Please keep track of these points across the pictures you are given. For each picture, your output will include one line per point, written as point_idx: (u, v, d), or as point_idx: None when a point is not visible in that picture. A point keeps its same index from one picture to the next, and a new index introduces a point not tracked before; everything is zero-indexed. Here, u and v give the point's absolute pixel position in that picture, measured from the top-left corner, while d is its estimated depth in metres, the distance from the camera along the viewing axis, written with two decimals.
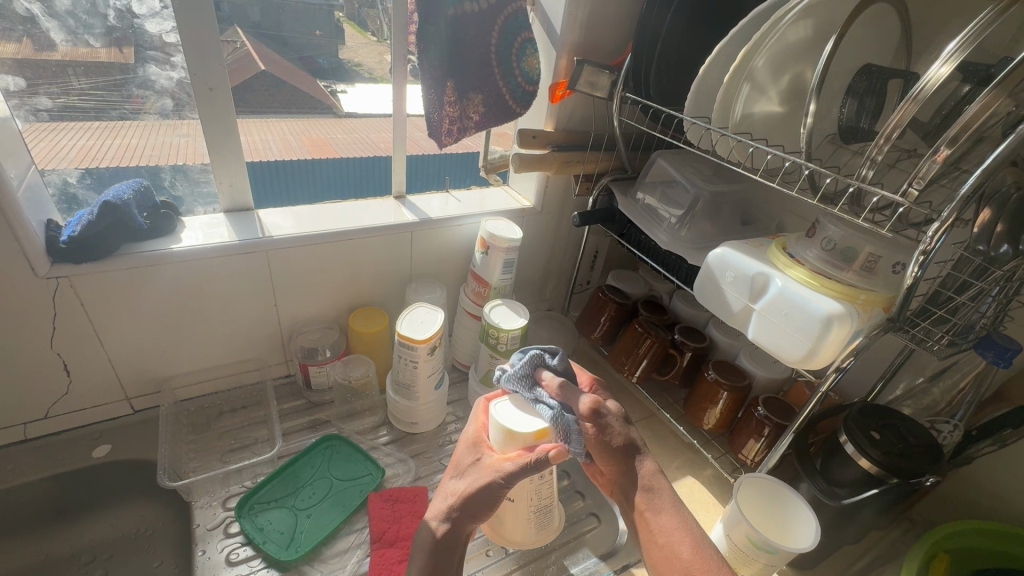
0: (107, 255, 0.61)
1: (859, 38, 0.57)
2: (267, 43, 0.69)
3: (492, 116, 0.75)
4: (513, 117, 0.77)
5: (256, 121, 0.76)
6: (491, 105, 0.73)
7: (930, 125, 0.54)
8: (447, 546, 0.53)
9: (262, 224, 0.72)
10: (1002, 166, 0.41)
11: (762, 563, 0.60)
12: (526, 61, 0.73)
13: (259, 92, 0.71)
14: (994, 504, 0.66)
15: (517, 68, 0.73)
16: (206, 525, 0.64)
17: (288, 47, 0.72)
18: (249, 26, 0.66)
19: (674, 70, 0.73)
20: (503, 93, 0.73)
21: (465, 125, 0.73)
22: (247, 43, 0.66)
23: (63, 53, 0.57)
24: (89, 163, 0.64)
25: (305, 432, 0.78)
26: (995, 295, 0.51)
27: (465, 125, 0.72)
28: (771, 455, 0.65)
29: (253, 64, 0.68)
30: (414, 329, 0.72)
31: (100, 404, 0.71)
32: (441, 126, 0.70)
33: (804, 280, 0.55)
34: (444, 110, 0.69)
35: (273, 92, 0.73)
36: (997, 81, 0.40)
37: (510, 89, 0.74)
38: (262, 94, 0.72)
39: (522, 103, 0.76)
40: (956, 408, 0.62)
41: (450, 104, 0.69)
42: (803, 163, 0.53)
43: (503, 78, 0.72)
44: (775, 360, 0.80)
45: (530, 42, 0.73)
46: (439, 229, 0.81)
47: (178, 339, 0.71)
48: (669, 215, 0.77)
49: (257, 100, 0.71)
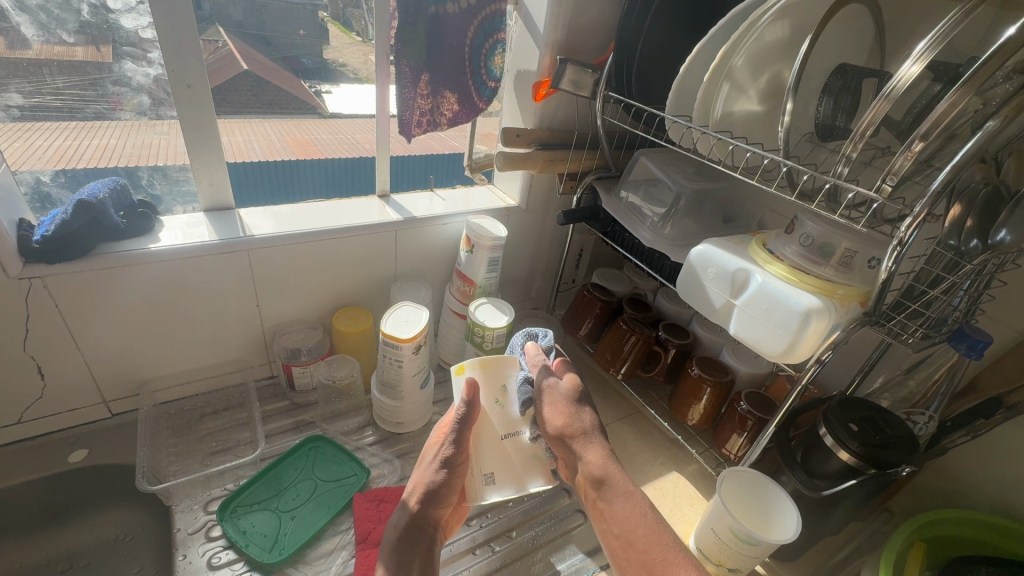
0: (82, 256, 0.59)
1: (834, 40, 0.58)
2: (248, 43, 0.68)
3: (462, 114, 0.77)
4: (476, 114, 0.79)
5: (236, 122, 0.72)
6: (462, 102, 0.75)
7: (903, 123, 0.56)
8: (411, 540, 0.57)
9: (242, 223, 0.71)
10: (971, 162, 0.42)
11: (742, 554, 0.60)
12: (494, 60, 0.76)
13: (240, 93, 0.69)
14: (969, 494, 0.68)
15: (484, 67, 0.75)
16: (187, 529, 0.63)
17: (272, 48, 0.71)
18: (230, 25, 0.65)
19: (657, 68, 0.74)
20: (470, 89, 0.75)
21: (436, 121, 0.74)
22: (229, 44, 0.66)
23: (35, 51, 0.56)
24: (66, 163, 0.63)
25: (288, 433, 0.77)
26: (965, 289, 0.52)
27: (436, 120, 0.74)
28: (752, 449, 0.65)
29: (237, 63, 0.66)
30: (399, 327, 0.72)
31: (76, 408, 0.70)
32: (410, 117, 0.71)
33: (783, 275, 0.56)
34: (415, 105, 0.71)
35: (254, 93, 0.70)
36: (963, 80, 0.42)
37: (477, 86, 0.76)
38: (244, 95, 0.70)
39: (486, 98, 0.78)
40: (931, 400, 0.64)
41: (422, 97, 0.71)
42: (781, 160, 0.54)
43: (473, 77, 0.74)
44: (757, 355, 0.81)
45: (500, 43, 0.76)
46: (425, 228, 0.81)
47: (156, 340, 0.70)
48: (652, 213, 0.78)
49: (244, 100, 0.70)
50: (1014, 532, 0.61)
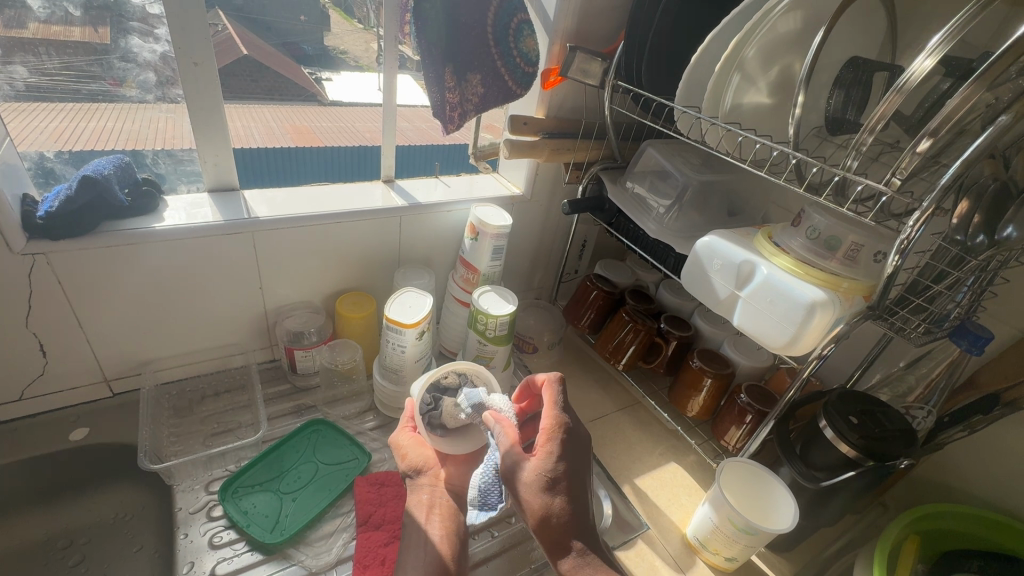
0: (85, 233, 0.59)
1: (845, 34, 0.58)
2: (248, 27, 0.67)
3: (491, 98, 0.73)
4: (513, 99, 0.76)
5: (235, 107, 0.71)
6: (490, 86, 0.72)
7: (913, 118, 0.56)
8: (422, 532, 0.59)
9: (246, 205, 0.70)
10: (982, 158, 0.42)
11: (740, 544, 0.61)
12: (524, 42, 0.72)
13: (239, 78, 0.69)
14: (964, 489, 0.69)
15: (514, 49, 0.71)
16: (188, 509, 0.63)
17: (271, 33, 0.70)
18: (230, 8, 0.65)
19: (666, 57, 0.73)
20: (500, 72, 0.72)
21: (465, 110, 0.72)
22: (229, 27, 0.65)
23: (33, 29, 0.55)
24: (68, 143, 0.62)
25: (289, 416, 0.77)
26: (970, 285, 0.53)
27: (466, 110, 0.72)
28: (752, 441, 0.67)
29: (236, 49, 0.66)
30: (402, 313, 0.72)
31: (76, 387, 0.69)
32: (444, 111, 0.69)
33: (788, 268, 0.56)
34: (445, 95, 0.68)
35: (253, 79, 0.70)
36: (977, 74, 0.41)
37: (510, 69, 0.72)
38: (242, 80, 0.69)
39: (522, 83, 0.74)
40: (930, 395, 0.64)
41: (450, 89, 0.68)
42: (790, 152, 0.54)
43: (501, 58, 0.71)
44: (758, 348, 0.82)
45: (525, 24, 0.72)
46: (429, 215, 0.81)
47: (157, 321, 0.69)
48: (658, 205, 0.78)
49: (240, 86, 0.70)
50: (1005, 527, 0.62)
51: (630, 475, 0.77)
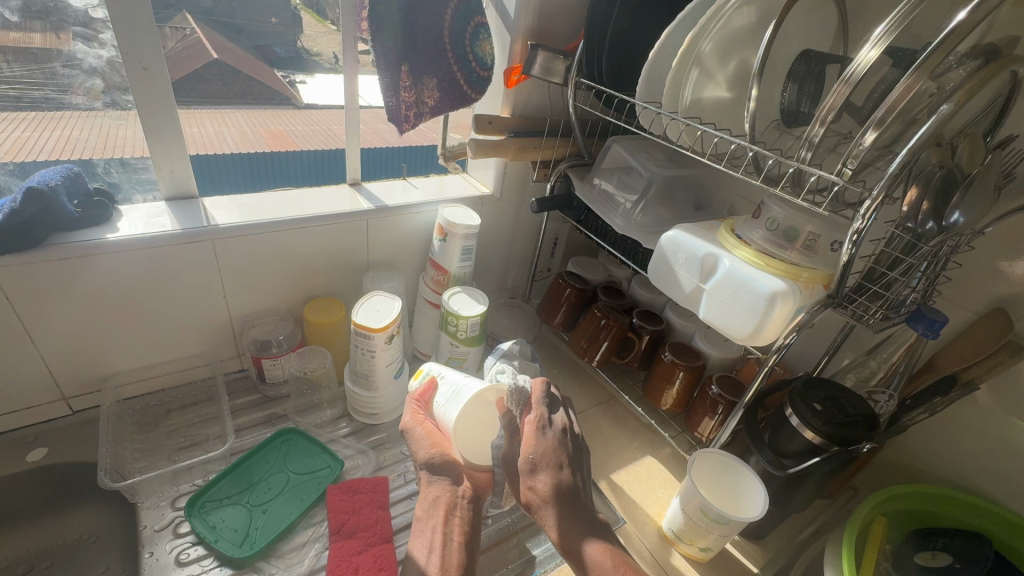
0: (32, 246, 0.57)
1: (797, 26, 0.59)
2: (217, 30, 0.67)
3: (447, 101, 0.72)
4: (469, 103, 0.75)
5: (208, 113, 0.73)
6: (446, 90, 0.71)
7: (864, 109, 0.56)
8: None
9: (206, 213, 0.69)
10: (926, 147, 0.43)
11: (713, 534, 0.62)
12: (479, 47, 0.71)
13: (211, 83, 0.69)
14: (929, 468, 0.71)
15: (471, 52, 0.70)
16: (154, 526, 0.62)
17: (243, 35, 0.70)
18: (198, 11, 0.64)
19: (625, 58, 0.74)
20: (457, 79, 0.71)
21: (420, 111, 0.71)
22: (198, 30, 0.65)
23: None
24: (22, 155, 0.60)
25: (260, 426, 0.76)
26: (923, 271, 0.54)
27: (421, 111, 0.71)
28: (723, 432, 0.67)
29: (204, 53, 0.66)
30: (371, 317, 0.70)
31: (32, 406, 0.67)
32: (398, 112, 0.68)
33: (750, 260, 0.57)
34: (400, 95, 0.67)
35: (225, 83, 0.70)
36: (918, 64, 0.42)
37: (464, 73, 0.71)
38: (214, 85, 0.69)
39: (477, 87, 0.73)
40: (891, 379, 0.65)
41: (405, 89, 0.67)
42: (748, 146, 0.54)
43: (456, 62, 0.70)
44: (728, 339, 0.83)
45: (484, 27, 0.71)
46: (396, 217, 0.80)
47: (114, 335, 0.67)
48: (625, 201, 0.78)
49: (213, 90, 0.70)
50: (976, 508, 0.64)
51: (606, 471, 0.77)
